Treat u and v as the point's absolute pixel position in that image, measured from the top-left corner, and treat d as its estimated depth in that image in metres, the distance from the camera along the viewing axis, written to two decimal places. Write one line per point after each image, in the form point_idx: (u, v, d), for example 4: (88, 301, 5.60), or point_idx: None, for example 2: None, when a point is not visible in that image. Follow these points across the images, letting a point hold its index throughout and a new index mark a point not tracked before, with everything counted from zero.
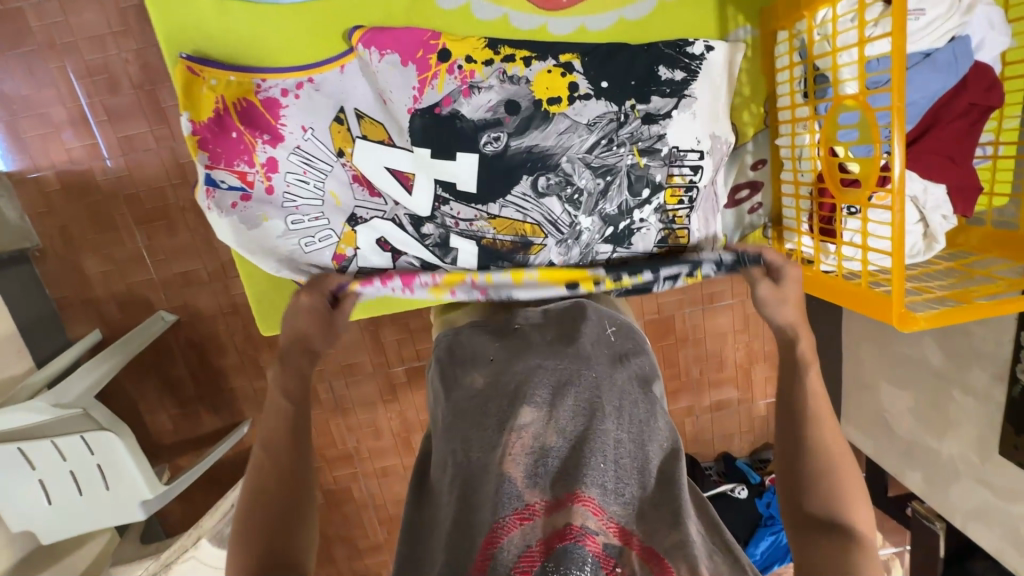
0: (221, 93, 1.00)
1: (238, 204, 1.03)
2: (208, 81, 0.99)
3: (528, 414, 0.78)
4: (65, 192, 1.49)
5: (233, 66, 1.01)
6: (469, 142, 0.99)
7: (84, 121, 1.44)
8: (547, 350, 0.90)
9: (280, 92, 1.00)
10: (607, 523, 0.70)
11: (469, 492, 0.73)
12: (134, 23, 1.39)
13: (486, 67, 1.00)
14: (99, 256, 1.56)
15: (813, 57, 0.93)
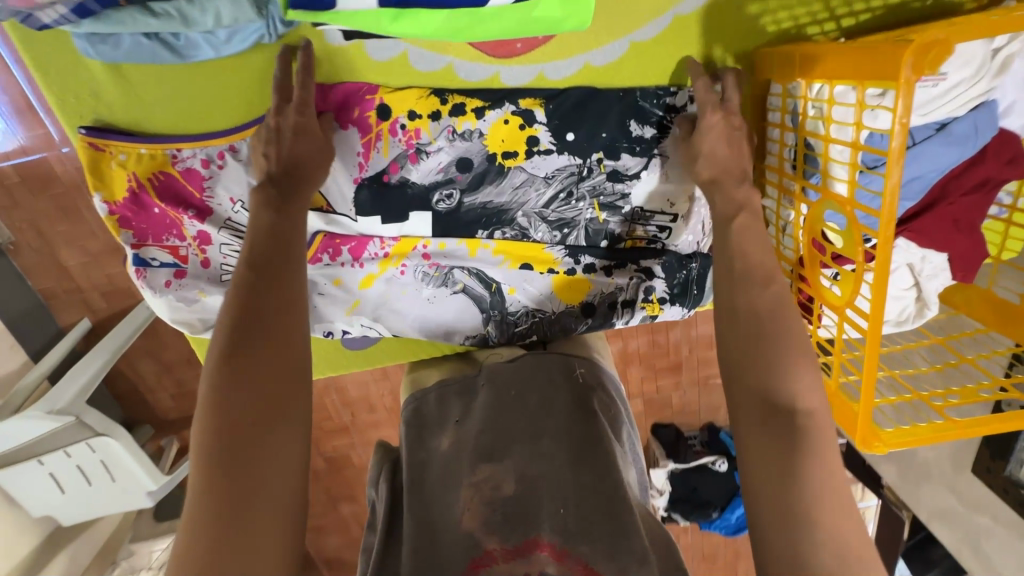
0: (134, 169, 0.98)
1: (171, 283, 1.03)
2: (117, 155, 0.97)
3: (484, 467, 0.76)
4: (27, 184, 1.43)
5: (141, 137, 0.98)
6: (422, 200, 1.05)
7: (31, 110, 1.34)
8: (508, 399, 0.88)
9: (200, 163, 0.99)
10: (572, 566, 0.65)
11: (426, 539, 0.69)
12: None
13: (432, 123, 1.00)
14: (75, 248, 1.53)
15: (803, 130, 0.90)
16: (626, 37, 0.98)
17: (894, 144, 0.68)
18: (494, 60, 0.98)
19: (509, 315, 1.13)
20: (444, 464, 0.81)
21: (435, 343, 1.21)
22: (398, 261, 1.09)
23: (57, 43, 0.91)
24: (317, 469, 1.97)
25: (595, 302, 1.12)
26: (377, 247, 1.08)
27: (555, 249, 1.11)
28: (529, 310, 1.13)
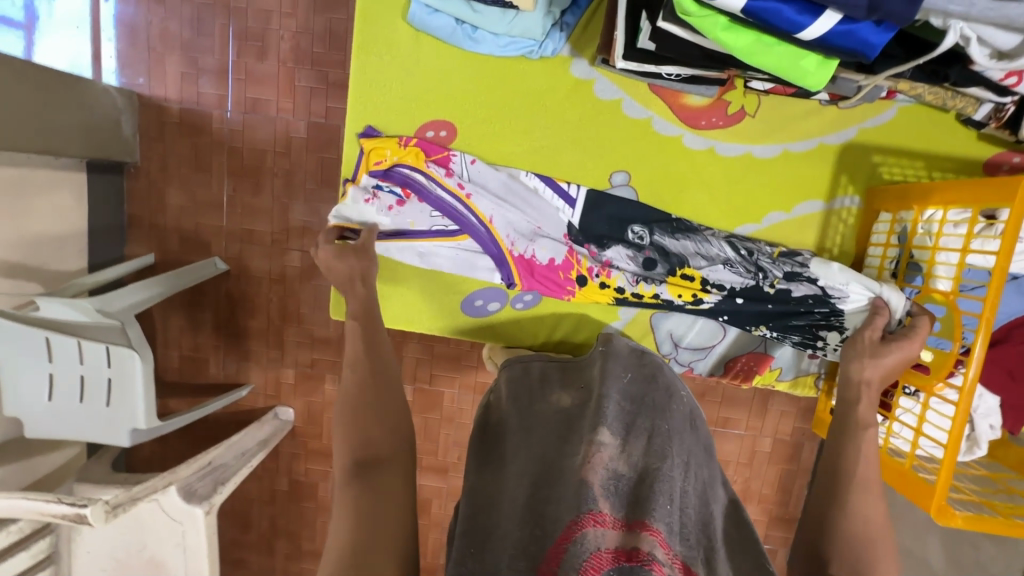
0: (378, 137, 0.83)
1: (392, 210, 0.80)
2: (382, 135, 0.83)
3: (607, 441, 0.64)
4: (180, 127, 1.50)
5: (375, 124, 0.83)
6: (500, 134, 0.82)
7: (223, 73, 1.46)
8: (628, 387, 0.76)
9: (437, 130, 0.83)
10: (675, 559, 0.56)
11: (545, 484, 0.63)
12: (302, 9, 1.40)
13: (600, 84, 0.80)
14: (183, 191, 1.56)
15: (909, 242, 0.74)
16: (784, 141, 0.80)
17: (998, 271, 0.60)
18: (684, 124, 0.80)
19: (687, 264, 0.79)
20: (565, 419, 0.73)
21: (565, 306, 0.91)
22: (584, 265, 0.81)
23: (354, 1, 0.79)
24: (276, 490, 1.72)
25: (790, 288, 0.77)
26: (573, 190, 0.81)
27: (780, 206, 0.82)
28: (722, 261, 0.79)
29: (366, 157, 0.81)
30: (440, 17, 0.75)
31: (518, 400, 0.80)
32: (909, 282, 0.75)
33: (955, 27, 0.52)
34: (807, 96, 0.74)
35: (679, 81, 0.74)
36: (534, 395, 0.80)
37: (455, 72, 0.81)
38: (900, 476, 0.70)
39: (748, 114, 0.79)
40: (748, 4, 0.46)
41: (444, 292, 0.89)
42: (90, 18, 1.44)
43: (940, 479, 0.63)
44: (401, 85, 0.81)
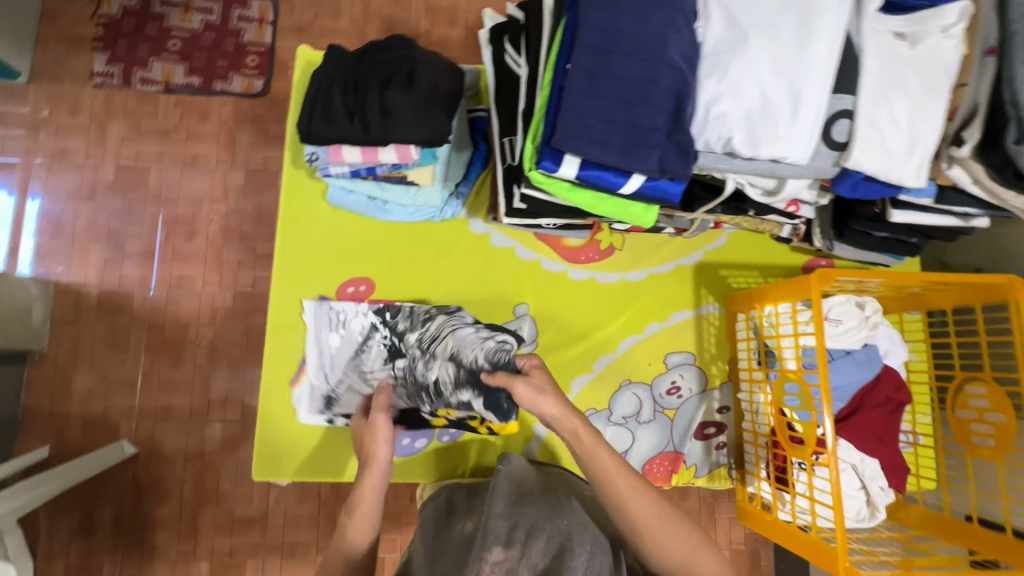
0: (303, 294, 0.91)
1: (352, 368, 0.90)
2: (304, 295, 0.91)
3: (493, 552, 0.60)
4: (98, 309, 1.50)
5: (297, 284, 0.91)
6: (413, 281, 0.94)
7: (150, 256, 1.52)
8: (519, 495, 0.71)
9: (358, 286, 0.93)
10: None
11: None
12: (233, 196, 1.54)
13: (495, 235, 0.96)
14: (93, 372, 1.49)
15: (762, 335, 0.88)
16: (649, 267, 0.98)
17: (821, 351, 0.72)
18: (567, 260, 0.96)
19: (424, 379, 0.85)
20: (465, 543, 0.66)
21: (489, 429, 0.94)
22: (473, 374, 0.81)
23: (280, 196, 0.92)
24: None
25: (687, 394, 0.95)
26: None
27: (677, 316, 0.97)
28: (449, 365, 0.83)
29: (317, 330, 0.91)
30: (354, 195, 0.91)
31: (425, 539, 0.72)
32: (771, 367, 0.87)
33: (729, 177, 0.73)
34: (657, 232, 0.94)
35: (557, 229, 0.91)
36: (433, 538, 0.72)
37: (374, 239, 0.94)
38: (810, 548, 0.75)
39: (617, 248, 0.97)
40: (579, 172, 0.63)
41: None
42: (12, 217, 1.49)
43: (840, 545, 0.68)
44: (324, 254, 0.92)
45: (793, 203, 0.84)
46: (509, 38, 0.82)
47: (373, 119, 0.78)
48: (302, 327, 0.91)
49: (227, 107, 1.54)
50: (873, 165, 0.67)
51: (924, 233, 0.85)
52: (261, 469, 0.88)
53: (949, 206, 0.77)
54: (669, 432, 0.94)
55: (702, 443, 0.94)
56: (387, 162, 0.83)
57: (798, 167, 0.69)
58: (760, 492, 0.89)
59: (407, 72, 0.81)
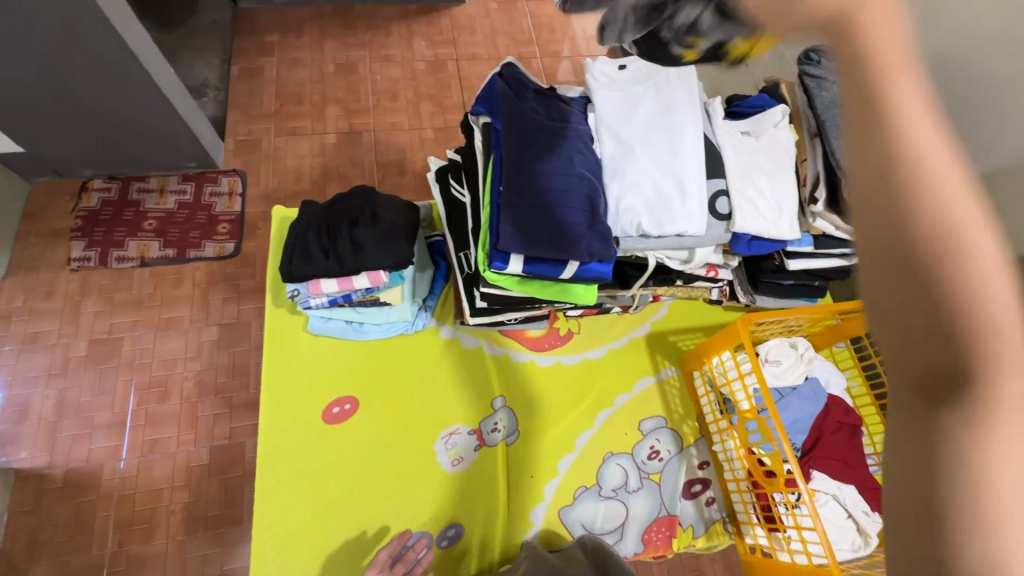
0: (289, 421, 0.96)
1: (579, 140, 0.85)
2: (290, 422, 0.96)
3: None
4: (62, 491, 1.43)
5: (283, 412, 0.96)
6: (395, 392, 1.00)
7: (120, 424, 1.51)
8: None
9: (342, 405, 0.98)
10: None
11: None
12: (207, 351, 1.60)
13: (465, 338, 1.06)
14: (53, 563, 1.37)
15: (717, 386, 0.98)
16: (606, 344, 1.09)
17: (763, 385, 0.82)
18: (532, 349, 1.06)
19: None
20: None
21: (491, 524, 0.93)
22: None
23: (263, 335, 1.01)
24: None
25: (666, 455, 1.00)
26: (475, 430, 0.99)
27: (641, 383, 1.06)
28: None
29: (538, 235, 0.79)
30: (333, 322, 1.01)
31: None
32: (732, 412, 0.96)
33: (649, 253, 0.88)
34: (607, 312, 1.08)
35: (519, 323, 1.03)
36: None
37: (355, 358, 1.01)
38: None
39: (575, 332, 1.09)
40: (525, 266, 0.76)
41: (363, 556, 0.89)
42: None
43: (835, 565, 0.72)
44: (308, 380, 0.99)
45: (712, 267, 1.00)
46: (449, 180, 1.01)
47: (346, 254, 0.92)
48: (292, 454, 0.93)
49: (201, 271, 1.66)
50: (754, 227, 0.84)
51: (823, 277, 1.02)
52: None
53: (828, 250, 0.94)
54: (659, 498, 0.97)
55: (692, 502, 0.97)
56: (360, 288, 0.95)
57: (700, 237, 0.85)
58: (758, 540, 0.91)
59: (371, 213, 0.97)
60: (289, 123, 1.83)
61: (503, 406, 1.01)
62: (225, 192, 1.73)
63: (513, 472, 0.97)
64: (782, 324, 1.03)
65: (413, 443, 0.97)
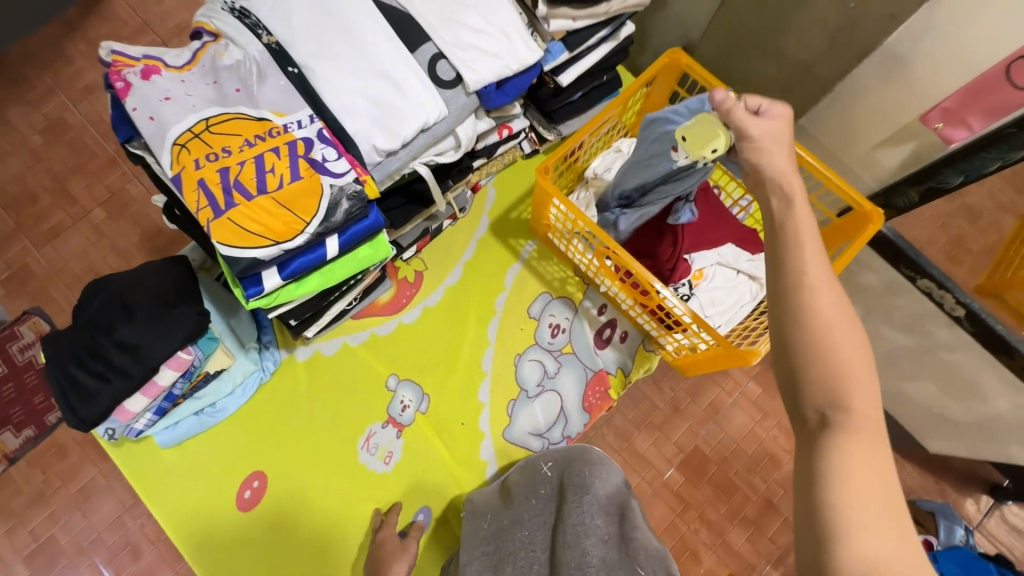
0: (205, 531, 0.88)
1: (171, 80, 0.64)
2: (207, 533, 0.88)
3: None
4: None
5: (194, 529, 0.88)
6: (290, 437, 0.93)
7: None
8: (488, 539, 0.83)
9: (249, 484, 0.90)
10: None
11: None
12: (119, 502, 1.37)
13: (325, 345, 0.96)
14: None
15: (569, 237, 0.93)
16: (458, 262, 1.01)
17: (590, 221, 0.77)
18: (394, 313, 0.98)
19: None
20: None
21: (459, 481, 0.94)
22: None
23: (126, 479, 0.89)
24: None
25: (567, 323, 0.99)
26: (387, 421, 0.94)
27: (511, 273, 1.01)
28: None
29: (295, 196, 0.62)
30: (182, 423, 0.89)
31: None
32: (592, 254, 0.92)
33: (415, 165, 0.76)
34: (440, 231, 0.99)
35: (361, 301, 0.93)
36: None
37: (231, 438, 0.91)
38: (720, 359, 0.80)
39: (423, 270, 1.00)
40: (283, 273, 0.64)
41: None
42: None
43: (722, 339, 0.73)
44: (198, 488, 0.89)
45: (502, 127, 0.91)
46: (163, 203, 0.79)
47: (126, 365, 0.77)
48: (229, 559, 0.87)
49: None
50: (492, 72, 0.72)
51: (604, 67, 0.92)
52: None
53: (586, 44, 0.83)
54: (580, 364, 0.97)
55: (609, 349, 0.98)
56: (173, 381, 0.82)
57: (448, 117, 0.73)
58: (676, 345, 0.92)
59: (119, 304, 0.79)
60: (41, 227, 1.38)
61: (402, 381, 0.96)
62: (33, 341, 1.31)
63: (445, 431, 0.95)
64: (597, 138, 0.95)
65: (339, 472, 0.92)
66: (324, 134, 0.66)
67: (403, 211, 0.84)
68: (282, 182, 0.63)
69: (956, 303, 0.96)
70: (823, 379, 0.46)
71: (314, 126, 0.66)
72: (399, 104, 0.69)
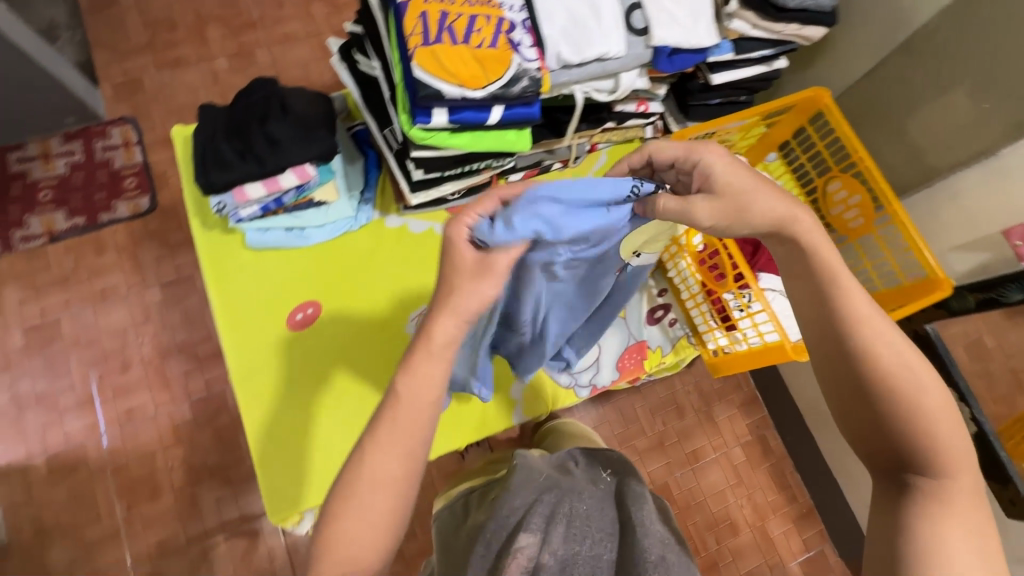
0: (254, 332, 0.94)
1: None
2: (257, 334, 0.94)
3: (525, 538, 0.66)
4: (51, 478, 1.38)
5: (247, 326, 0.94)
6: (352, 286, 0.99)
7: (89, 402, 1.43)
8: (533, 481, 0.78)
9: (306, 311, 0.97)
10: None
11: None
12: (157, 315, 1.49)
13: (413, 223, 1.04)
14: (70, 539, 1.36)
15: None
16: None
17: None
18: None
19: None
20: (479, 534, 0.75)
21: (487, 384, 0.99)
22: None
23: (201, 260, 0.96)
24: None
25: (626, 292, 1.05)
26: None
27: None
28: None
29: (490, 60, 0.72)
30: (272, 233, 0.97)
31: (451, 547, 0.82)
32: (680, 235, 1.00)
33: (575, 89, 0.85)
34: (549, 169, 1.08)
35: (462, 197, 1.02)
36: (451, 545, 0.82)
37: (306, 265, 0.99)
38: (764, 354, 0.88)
39: None
40: (450, 116, 0.73)
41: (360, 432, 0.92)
42: None
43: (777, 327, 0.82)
44: (264, 295, 0.96)
45: (641, 101, 1.00)
46: (358, 40, 0.90)
47: (264, 153, 0.85)
48: (264, 368, 0.93)
49: (122, 233, 1.51)
50: (674, 36, 0.81)
51: (748, 88, 1.02)
52: (270, 496, 0.88)
53: (748, 54, 0.93)
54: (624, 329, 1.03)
55: (655, 328, 1.04)
56: (289, 188, 0.90)
57: (622, 60, 0.83)
58: (719, 343, 1.00)
59: (277, 102, 0.88)
60: (168, 52, 1.59)
61: None
62: (120, 144, 1.54)
63: None
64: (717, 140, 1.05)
65: (385, 333, 0.98)
66: (526, 26, 0.77)
67: (534, 131, 0.94)
68: (484, 43, 0.72)
69: None
70: (914, 448, 0.55)
71: (521, 16, 0.77)
72: (594, 27, 0.79)
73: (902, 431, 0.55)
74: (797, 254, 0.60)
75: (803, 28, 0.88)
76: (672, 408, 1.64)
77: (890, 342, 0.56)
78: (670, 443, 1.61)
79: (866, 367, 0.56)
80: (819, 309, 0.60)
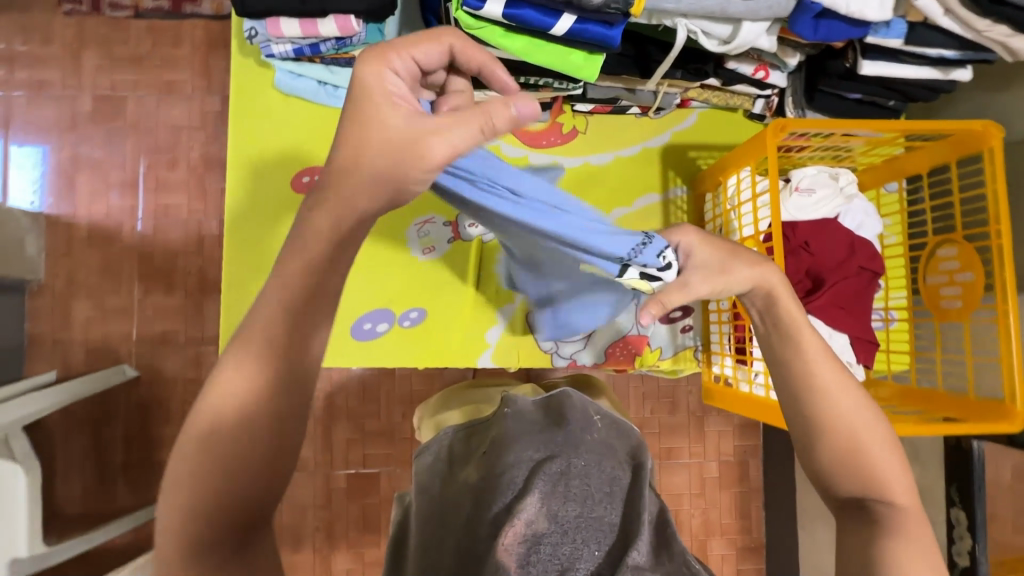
0: (260, 178, 0.90)
1: None
2: (262, 183, 0.91)
3: (529, 502, 0.55)
4: (89, 241, 1.47)
5: (255, 172, 0.90)
6: None
7: (134, 186, 1.48)
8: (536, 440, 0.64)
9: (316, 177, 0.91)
10: None
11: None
12: (212, 124, 1.49)
13: None
14: (92, 300, 1.46)
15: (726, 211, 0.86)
16: (615, 151, 0.95)
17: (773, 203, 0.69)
18: (528, 145, 0.93)
19: None
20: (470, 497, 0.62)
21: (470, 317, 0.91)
22: None
23: (230, 87, 0.90)
24: None
25: None
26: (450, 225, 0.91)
27: (650, 198, 0.94)
28: None
29: None
30: (302, 80, 0.88)
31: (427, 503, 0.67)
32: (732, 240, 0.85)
33: (679, 23, 0.68)
34: (623, 111, 0.93)
35: None
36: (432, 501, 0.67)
37: (329, 127, 0.91)
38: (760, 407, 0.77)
39: (581, 131, 0.94)
40: (507, 10, 0.59)
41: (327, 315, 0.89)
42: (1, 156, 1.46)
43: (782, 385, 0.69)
44: (280, 144, 0.91)
45: (760, 66, 0.81)
46: None
47: None
48: (258, 220, 0.90)
49: (199, 31, 1.49)
50: None
51: (903, 93, 0.80)
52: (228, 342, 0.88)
53: (922, 49, 0.70)
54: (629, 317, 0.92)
55: (664, 329, 0.93)
56: (329, 37, 0.79)
57: (750, 3, 0.64)
58: (724, 370, 0.89)
59: None
60: None
61: None
62: None
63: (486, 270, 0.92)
64: (829, 147, 0.84)
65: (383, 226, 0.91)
66: None
67: (619, 60, 0.78)
68: None
69: (967, 551, 0.95)
70: (828, 463, 0.55)
71: None
72: None
73: (828, 445, 0.55)
74: (769, 310, 0.59)
75: (1013, 37, 0.64)
76: (666, 401, 1.55)
77: (832, 384, 0.56)
78: (649, 433, 1.54)
79: (817, 401, 0.55)
80: (783, 345, 0.57)
